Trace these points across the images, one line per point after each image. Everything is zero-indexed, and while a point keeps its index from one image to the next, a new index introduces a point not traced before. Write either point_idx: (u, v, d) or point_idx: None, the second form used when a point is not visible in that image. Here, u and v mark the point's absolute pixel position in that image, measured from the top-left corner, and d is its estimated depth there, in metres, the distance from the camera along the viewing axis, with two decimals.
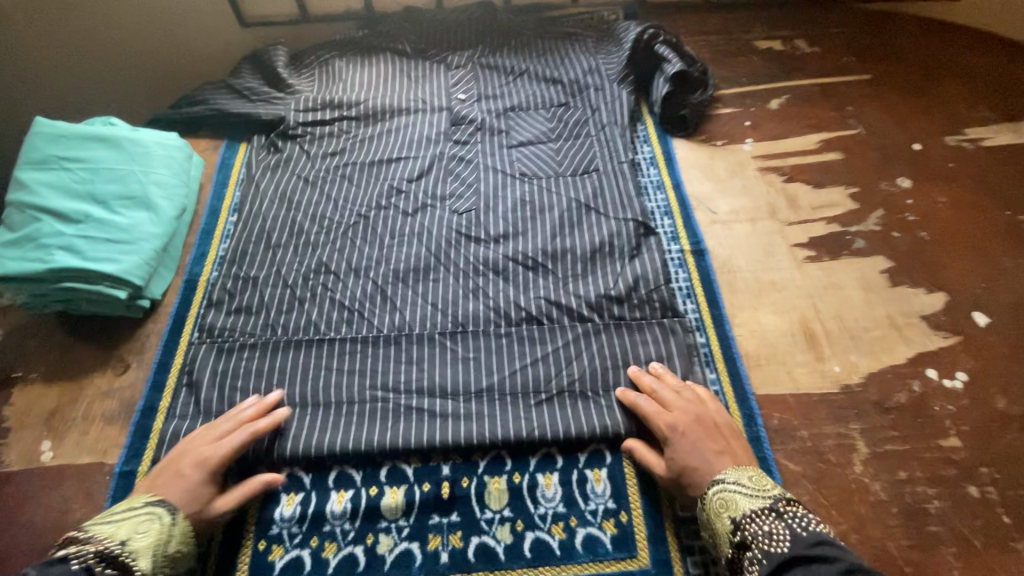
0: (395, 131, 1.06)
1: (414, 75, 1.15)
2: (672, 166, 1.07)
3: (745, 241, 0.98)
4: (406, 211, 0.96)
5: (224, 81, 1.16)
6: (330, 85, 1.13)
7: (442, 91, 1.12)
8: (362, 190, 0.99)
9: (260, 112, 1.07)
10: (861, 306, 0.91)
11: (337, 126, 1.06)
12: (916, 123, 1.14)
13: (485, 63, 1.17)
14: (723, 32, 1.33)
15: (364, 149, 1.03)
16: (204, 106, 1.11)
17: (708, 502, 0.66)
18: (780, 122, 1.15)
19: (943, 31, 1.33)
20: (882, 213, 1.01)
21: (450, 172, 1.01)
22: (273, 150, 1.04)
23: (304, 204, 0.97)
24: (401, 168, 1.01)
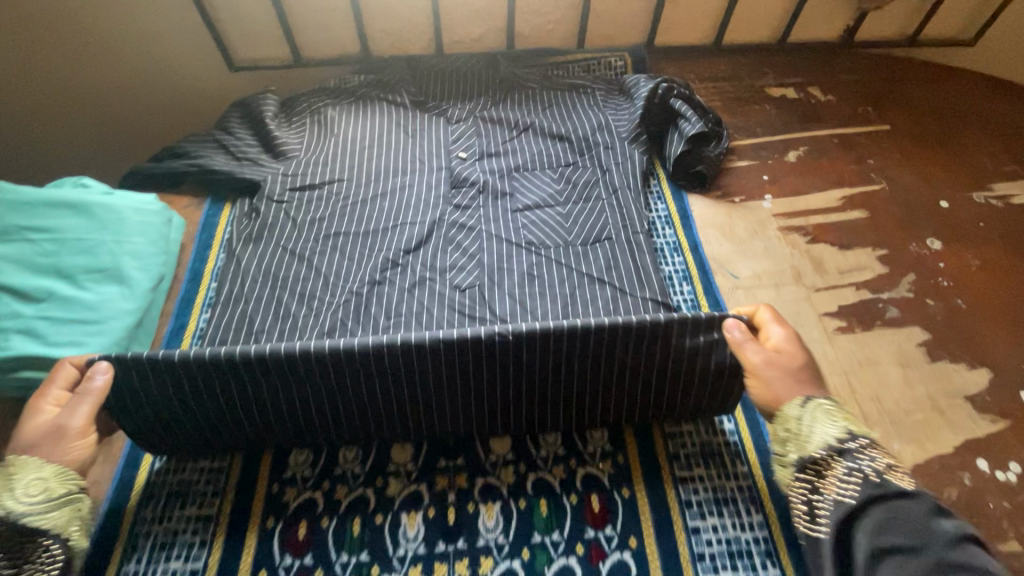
0: (392, 196, 1.00)
1: (412, 129, 1.09)
2: (689, 226, 1.01)
3: (771, 309, 0.92)
4: (403, 287, 0.89)
5: (211, 133, 1.09)
6: (322, 141, 1.07)
7: (442, 150, 1.07)
8: (356, 264, 0.92)
9: (247, 173, 1.01)
10: (900, 384, 0.84)
11: (328, 190, 1.00)
12: (939, 178, 1.09)
13: (487, 117, 1.11)
14: (734, 78, 1.29)
15: (359, 216, 0.97)
16: (187, 161, 1.03)
17: (813, 406, 0.60)
18: (799, 176, 1.10)
19: (959, 80, 1.29)
20: (913, 278, 0.95)
21: (450, 243, 0.95)
22: (259, 215, 0.96)
23: (292, 279, 0.90)
24: (398, 238, 0.95)
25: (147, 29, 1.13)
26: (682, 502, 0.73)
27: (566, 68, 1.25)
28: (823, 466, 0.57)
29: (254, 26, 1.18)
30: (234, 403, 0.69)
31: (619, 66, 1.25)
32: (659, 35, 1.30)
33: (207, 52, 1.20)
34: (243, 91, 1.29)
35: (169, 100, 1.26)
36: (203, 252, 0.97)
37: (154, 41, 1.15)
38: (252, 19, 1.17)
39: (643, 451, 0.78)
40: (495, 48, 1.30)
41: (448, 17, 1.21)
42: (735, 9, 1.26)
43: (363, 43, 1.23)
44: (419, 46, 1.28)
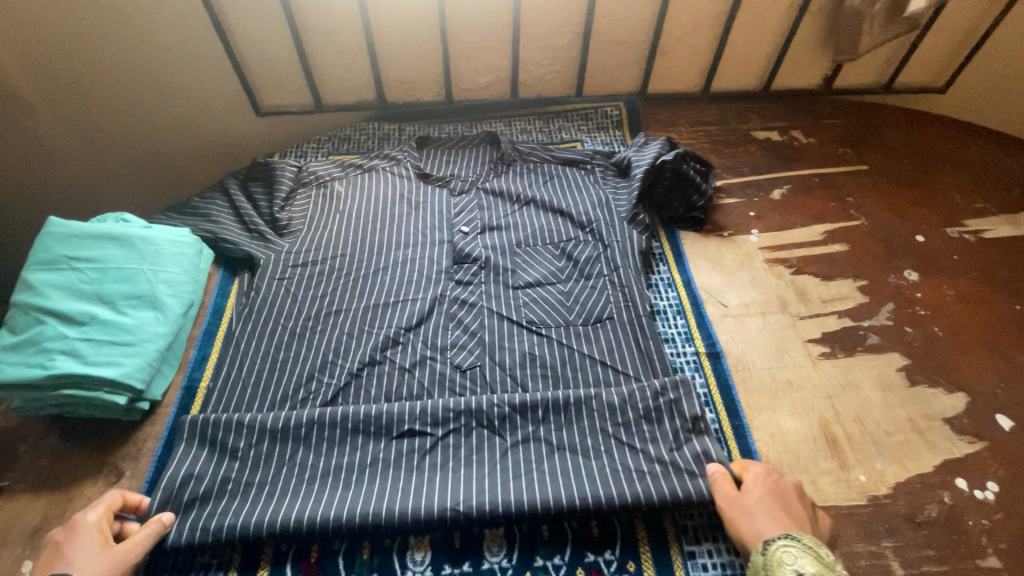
0: (395, 270, 1.06)
1: (416, 202, 1.16)
2: (683, 263, 1.08)
3: (759, 336, 0.98)
4: (401, 367, 0.93)
5: (225, 196, 1.15)
6: (328, 216, 1.14)
7: (445, 223, 1.13)
8: (359, 345, 0.95)
9: (250, 247, 1.06)
10: (881, 407, 0.89)
11: (328, 266, 1.06)
12: (916, 214, 1.17)
13: (489, 189, 1.17)
14: (722, 122, 1.39)
15: (363, 293, 1.02)
16: (202, 224, 1.09)
17: (774, 552, 0.67)
18: (784, 213, 1.17)
19: (932, 124, 1.39)
20: (893, 307, 1.01)
21: (450, 324, 0.98)
22: (259, 290, 1.01)
23: (296, 358, 0.93)
24: (397, 320, 0.98)
25: (181, 77, 1.25)
26: (685, 551, 0.77)
27: (565, 117, 1.37)
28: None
29: (280, 76, 1.30)
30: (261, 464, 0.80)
31: (615, 114, 1.36)
32: (651, 84, 1.41)
33: (237, 98, 1.31)
34: (268, 134, 1.40)
35: (201, 141, 1.37)
36: (225, 286, 1.05)
37: (190, 90, 1.28)
38: (279, 68, 1.28)
39: (652, 534, 0.78)
40: (500, 95, 1.41)
41: (456, 67, 1.33)
42: (721, 60, 1.37)
43: (379, 91, 1.34)
44: (430, 93, 1.39)
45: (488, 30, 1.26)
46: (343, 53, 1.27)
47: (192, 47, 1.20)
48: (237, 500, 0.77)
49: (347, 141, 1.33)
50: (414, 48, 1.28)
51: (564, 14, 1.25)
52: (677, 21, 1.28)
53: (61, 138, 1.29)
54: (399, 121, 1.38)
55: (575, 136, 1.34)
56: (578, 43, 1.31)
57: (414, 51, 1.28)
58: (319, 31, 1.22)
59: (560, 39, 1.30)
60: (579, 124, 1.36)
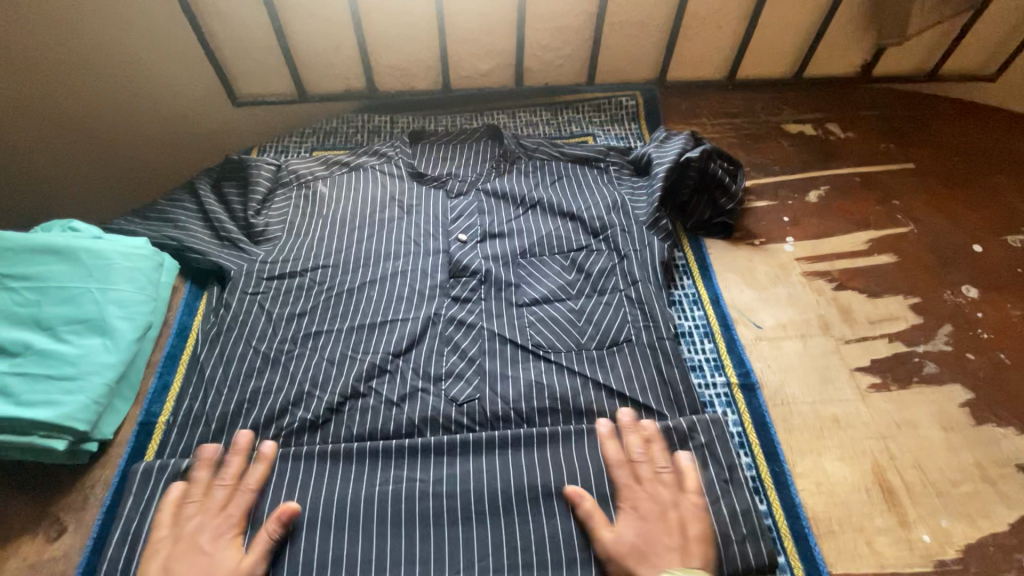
0: (383, 283, 0.93)
1: (407, 205, 1.03)
2: (709, 277, 0.95)
3: (798, 364, 0.85)
4: (387, 399, 0.81)
5: (195, 198, 1.02)
6: (309, 221, 1.01)
7: (440, 229, 1.00)
8: (340, 374, 0.83)
9: (219, 256, 0.94)
10: (943, 449, 0.77)
11: (308, 278, 0.93)
12: (971, 220, 1.04)
13: (490, 190, 1.05)
14: (749, 114, 1.25)
15: (346, 311, 0.90)
16: (168, 229, 0.97)
17: None
18: (822, 218, 1.04)
19: (982, 116, 1.25)
20: (951, 329, 0.89)
21: (446, 349, 0.86)
22: (230, 309, 0.88)
23: (269, 389, 0.81)
24: (383, 346, 0.86)
25: (145, 61, 1.11)
26: None
27: (575, 107, 1.24)
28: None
29: (258, 61, 1.16)
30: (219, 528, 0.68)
31: (631, 106, 1.23)
32: (671, 70, 1.27)
33: (211, 87, 1.18)
34: (247, 126, 1.27)
35: (173, 133, 1.24)
36: (192, 301, 0.93)
37: (157, 78, 1.14)
38: (256, 53, 1.15)
39: None
40: (504, 83, 1.27)
41: (455, 52, 1.19)
42: (750, 44, 1.22)
43: (368, 78, 1.21)
44: (426, 81, 1.25)
45: (490, 9, 1.12)
46: (326, 36, 1.13)
47: (154, 28, 1.07)
48: None
49: (333, 135, 1.21)
50: (407, 30, 1.14)
51: None
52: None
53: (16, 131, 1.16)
54: (392, 112, 1.25)
55: (586, 129, 1.20)
56: (591, 24, 1.17)
57: (407, 33, 1.14)
58: (300, 12, 1.09)
59: (571, 20, 1.16)
60: (591, 116, 1.23)
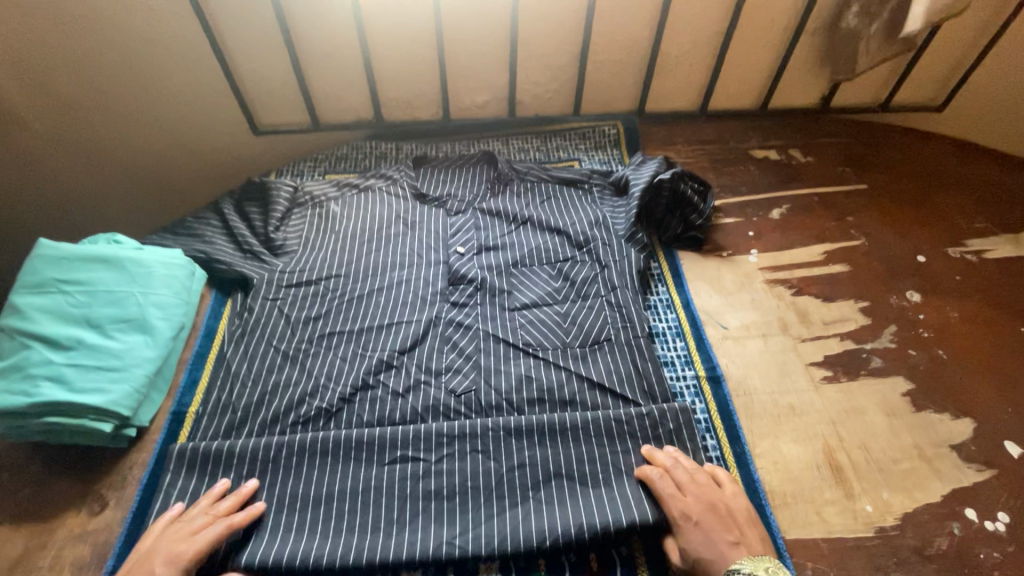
0: (389, 290, 1.04)
1: (411, 221, 1.15)
2: (682, 283, 1.06)
3: (760, 359, 0.96)
4: (393, 391, 0.91)
5: (221, 217, 1.14)
6: (323, 236, 1.13)
7: (441, 243, 1.12)
8: (352, 368, 0.93)
9: (244, 267, 1.05)
10: (886, 432, 0.87)
11: (323, 286, 1.04)
12: (917, 234, 1.16)
13: (486, 209, 1.17)
14: (720, 141, 1.39)
15: (357, 314, 1.01)
16: (197, 244, 1.08)
17: None
18: (784, 233, 1.16)
19: (930, 143, 1.39)
20: (896, 329, 0.99)
21: (446, 347, 0.97)
22: (253, 313, 0.99)
23: (288, 382, 0.91)
24: (390, 344, 0.96)
25: (179, 96, 1.25)
26: None
27: (562, 135, 1.37)
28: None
29: (278, 95, 1.30)
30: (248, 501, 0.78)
31: (613, 134, 1.36)
32: (649, 102, 1.41)
33: (235, 117, 1.31)
34: (266, 153, 1.40)
35: (198, 158, 1.37)
36: (218, 306, 1.04)
37: (188, 111, 1.28)
38: (277, 89, 1.28)
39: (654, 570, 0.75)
40: (498, 114, 1.41)
41: (454, 87, 1.33)
42: (718, 80, 1.37)
43: (376, 110, 1.34)
44: (428, 112, 1.39)
45: (485, 50, 1.26)
46: (339, 72, 1.27)
47: (187, 66, 1.20)
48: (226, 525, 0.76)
49: (343, 160, 1.33)
50: (412, 68, 1.28)
51: (561, 34, 1.25)
52: (674, 40, 1.28)
53: (58, 157, 1.29)
54: (397, 139, 1.38)
55: (572, 155, 1.33)
56: (575, 62, 1.31)
57: (412, 71, 1.29)
58: (317, 52, 1.23)
59: (558, 59, 1.30)
60: (576, 143, 1.36)
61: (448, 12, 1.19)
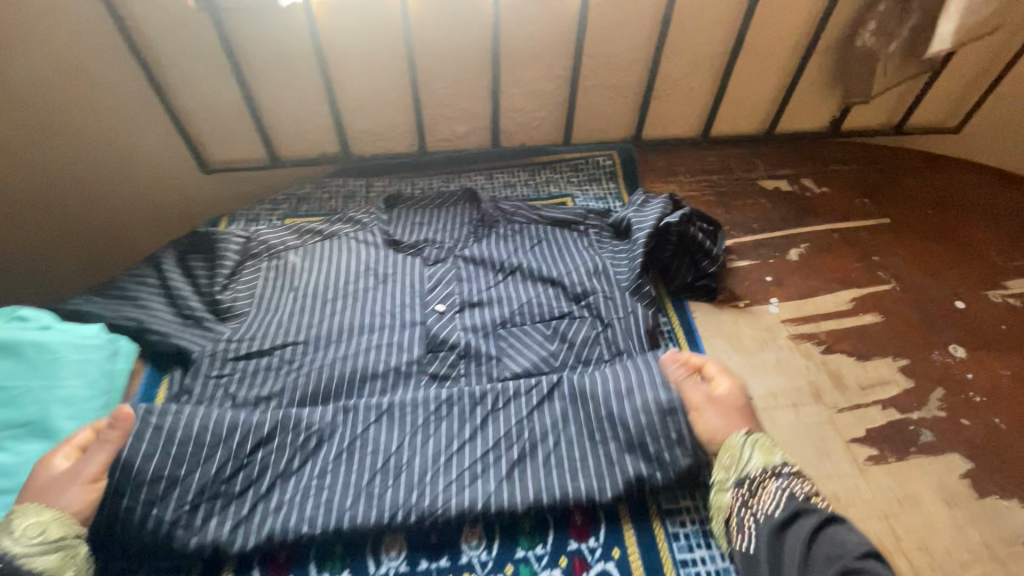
0: (357, 359, 0.89)
1: (382, 274, 1.00)
2: (695, 343, 0.93)
3: (793, 436, 0.82)
4: (358, 489, 0.72)
5: (158, 272, 0.97)
6: (280, 293, 0.97)
7: (417, 300, 0.96)
8: (308, 461, 0.74)
9: (183, 338, 0.88)
10: (948, 527, 0.73)
11: (277, 357, 0.88)
12: (951, 275, 1.04)
13: (469, 257, 1.02)
14: (725, 171, 1.26)
15: (319, 394, 0.85)
16: (127, 309, 0.91)
17: None
18: (805, 277, 1.04)
19: (950, 167, 1.28)
20: (943, 393, 0.87)
21: (426, 426, 0.77)
22: (193, 398, 0.83)
23: (228, 483, 0.72)
24: (355, 423, 0.77)
25: (112, 135, 1.09)
26: None
27: (552, 167, 1.24)
28: (759, 493, 0.68)
29: (227, 129, 1.14)
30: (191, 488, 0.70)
31: (608, 165, 1.23)
32: (647, 129, 1.28)
33: (179, 154, 1.15)
34: (217, 192, 1.24)
35: (138, 201, 1.20)
36: (150, 388, 0.87)
37: (123, 150, 1.12)
38: (226, 122, 1.13)
39: None
40: (480, 145, 1.27)
41: (430, 116, 1.19)
42: (721, 104, 1.24)
43: (343, 143, 1.19)
44: (401, 144, 1.24)
45: (463, 76, 1.13)
46: (298, 104, 1.12)
47: (119, 99, 1.04)
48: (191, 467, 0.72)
49: (306, 202, 1.18)
50: (381, 96, 1.13)
51: (549, 57, 1.12)
52: (673, 62, 1.15)
53: None
54: (368, 175, 1.23)
55: (565, 190, 1.20)
56: (565, 88, 1.18)
57: (381, 100, 1.14)
58: (270, 80, 1.07)
59: (544, 85, 1.17)
60: (568, 176, 1.23)
61: (419, 35, 1.04)
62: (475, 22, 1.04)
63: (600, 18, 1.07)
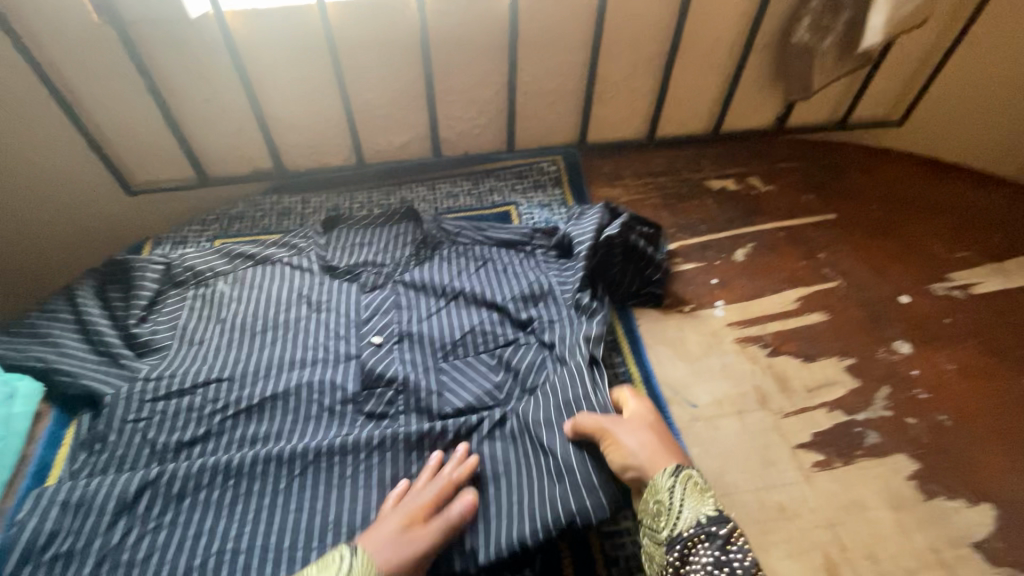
0: (287, 399, 0.83)
1: (316, 301, 0.95)
2: (641, 353, 0.90)
3: (738, 446, 0.79)
4: (280, 554, 0.69)
5: (72, 305, 0.90)
6: (206, 326, 0.91)
7: (352, 331, 0.92)
8: (222, 520, 0.71)
9: (94, 380, 0.82)
10: (896, 533, 0.71)
11: (197, 397, 0.83)
12: (896, 270, 1.03)
13: (410, 281, 0.98)
14: (672, 172, 1.24)
15: (245, 438, 0.80)
16: (33, 348, 0.84)
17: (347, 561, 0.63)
18: (751, 278, 1.01)
19: (895, 160, 1.28)
20: (889, 392, 0.85)
21: (356, 478, 0.74)
22: (107, 445, 0.78)
23: (131, 551, 0.69)
24: (278, 477, 0.74)
25: (26, 161, 1.03)
26: None
27: (496, 175, 1.21)
28: (688, 549, 0.64)
29: (150, 149, 1.08)
30: (98, 564, 0.67)
31: (552, 171, 1.20)
32: (592, 133, 1.26)
33: (100, 177, 1.10)
34: (148, 215, 1.18)
35: (61, 227, 1.14)
36: (58, 433, 0.81)
37: (35, 175, 1.05)
38: (150, 144, 1.07)
39: None
40: (421, 156, 1.23)
41: (365, 128, 1.14)
42: (665, 106, 1.22)
43: (274, 158, 1.14)
44: (339, 157, 1.19)
45: (396, 85, 1.09)
46: (224, 119, 1.07)
47: (27, 123, 0.98)
48: (98, 538, 0.69)
49: (239, 221, 1.13)
50: (311, 108, 1.09)
51: (484, 63, 1.09)
52: (611, 64, 1.13)
53: None
54: (303, 191, 1.19)
55: (509, 198, 1.17)
56: (503, 94, 1.15)
57: (313, 112, 1.09)
58: (191, 97, 1.02)
59: (482, 92, 1.14)
60: (512, 184, 1.20)
61: (345, 45, 1.00)
62: (403, 30, 1.01)
63: (532, 21, 1.04)
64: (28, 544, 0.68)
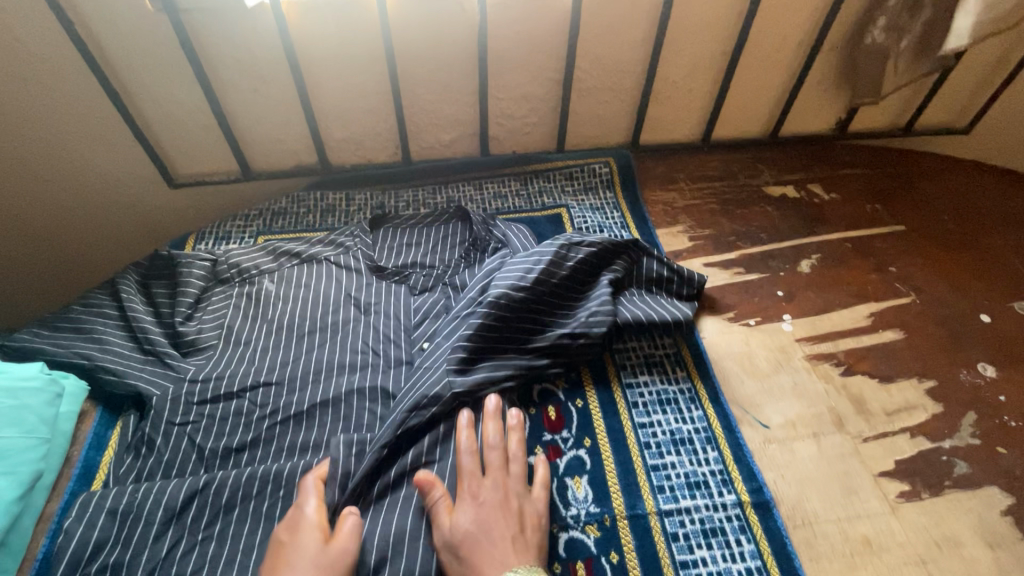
0: (337, 405, 0.80)
1: (364, 303, 0.91)
2: (709, 371, 0.85)
3: (816, 471, 0.75)
4: None
5: (116, 300, 0.87)
6: (252, 326, 0.88)
7: (402, 336, 0.88)
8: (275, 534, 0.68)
9: (140, 380, 0.79)
10: (993, 572, 0.66)
11: (245, 401, 0.80)
12: (974, 286, 0.97)
13: (460, 286, 0.94)
14: (728, 176, 1.19)
15: (295, 446, 0.77)
16: (78, 344, 0.81)
17: None
18: (819, 291, 0.96)
19: (964, 170, 1.22)
20: (975, 418, 0.80)
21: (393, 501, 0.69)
22: (154, 449, 0.75)
23: (180, 564, 0.65)
24: None
25: (71, 149, 1.01)
26: None
27: (545, 175, 1.17)
28: None
29: (195, 140, 1.05)
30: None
31: (604, 173, 1.16)
32: (645, 134, 1.21)
33: (143, 168, 1.07)
34: (189, 207, 1.16)
35: (102, 217, 1.12)
36: (102, 433, 0.78)
37: (78, 163, 1.03)
38: (195, 135, 1.04)
39: None
40: (468, 153, 1.19)
41: (414, 123, 1.11)
42: (723, 107, 1.17)
43: (320, 152, 1.11)
44: (385, 153, 1.16)
45: (448, 79, 1.05)
46: (272, 110, 1.03)
47: (73, 109, 0.96)
48: (146, 548, 0.66)
49: (282, 216, 1.10)
50: (360, 102, 1.05)
51: (541, 58, 1.04)
52: (671, 63, 1.08)
53: None
54: (347, 187, 1.15)
55: (559, 200, 1.13)
56: (557, 91, 1.11)
57: (362, 105, 1.06)
58: (240, 86, 0.99)
59: (536, 88, 1.09)
60: (563, 185, 1.15)
61: (400, 36, 0.97)
62: (461, 22, 0.96)
63: (594, 15, 0.99)
64: (77, 551, 0.65)
